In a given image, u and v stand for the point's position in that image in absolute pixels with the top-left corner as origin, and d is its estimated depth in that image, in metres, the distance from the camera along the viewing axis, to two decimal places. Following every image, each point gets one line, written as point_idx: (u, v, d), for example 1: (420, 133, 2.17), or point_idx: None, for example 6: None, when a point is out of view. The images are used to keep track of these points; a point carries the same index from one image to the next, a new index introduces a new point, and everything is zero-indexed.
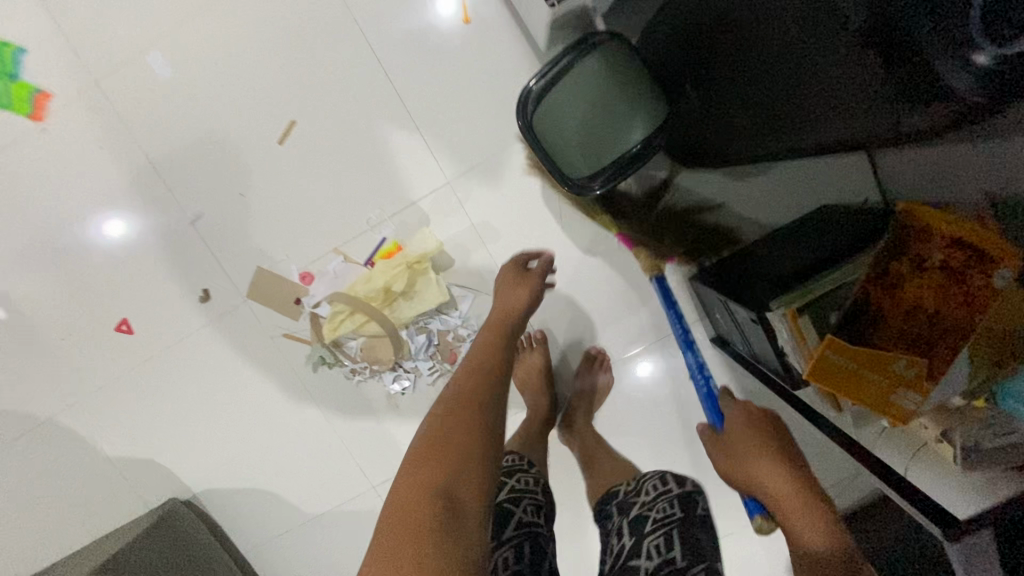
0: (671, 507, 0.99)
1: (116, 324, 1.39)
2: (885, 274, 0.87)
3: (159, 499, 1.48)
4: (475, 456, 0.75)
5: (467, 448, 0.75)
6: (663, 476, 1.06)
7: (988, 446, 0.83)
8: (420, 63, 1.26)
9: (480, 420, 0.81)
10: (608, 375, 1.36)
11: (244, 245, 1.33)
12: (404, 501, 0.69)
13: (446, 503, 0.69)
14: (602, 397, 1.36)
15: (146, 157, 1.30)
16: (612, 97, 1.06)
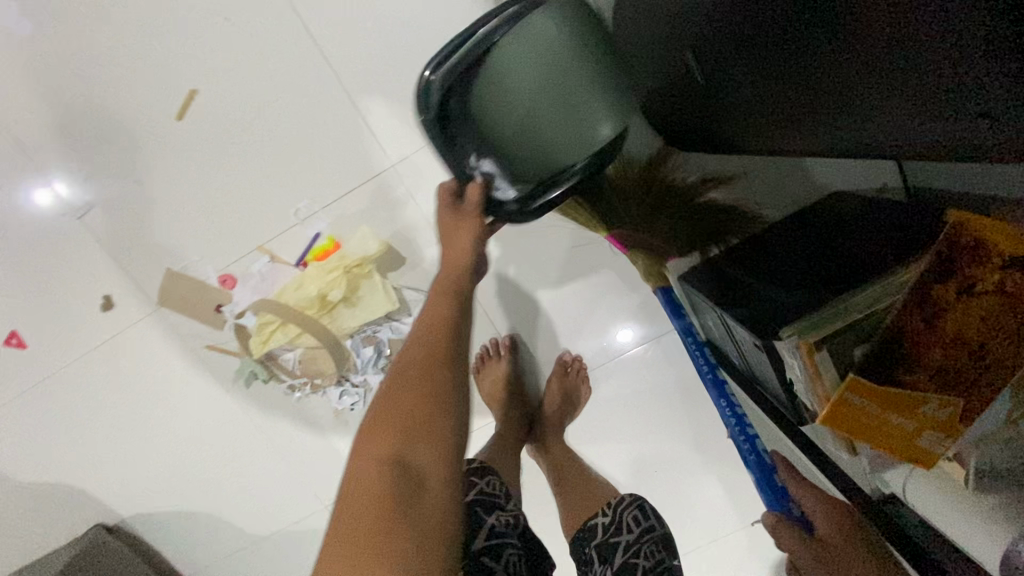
0: (658, 552, 0.94)
1: (6, 338, 1.18)
2: (923, 299, 0.70)
3: (84, 527, 1.31)
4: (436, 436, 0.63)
5: (424, 429, 0.64)
6: (641, 509, 0.99)
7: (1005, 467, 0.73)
8: (347, 14, 1.01)
9: (432, 424, 0.64)
10: (584, 384, 1.22)
11: (147, 243, 1.10)
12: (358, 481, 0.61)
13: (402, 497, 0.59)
14: (577, 409, 1.22)
15: (13, 139, 1.05)
16: (551, 96, 0.81)
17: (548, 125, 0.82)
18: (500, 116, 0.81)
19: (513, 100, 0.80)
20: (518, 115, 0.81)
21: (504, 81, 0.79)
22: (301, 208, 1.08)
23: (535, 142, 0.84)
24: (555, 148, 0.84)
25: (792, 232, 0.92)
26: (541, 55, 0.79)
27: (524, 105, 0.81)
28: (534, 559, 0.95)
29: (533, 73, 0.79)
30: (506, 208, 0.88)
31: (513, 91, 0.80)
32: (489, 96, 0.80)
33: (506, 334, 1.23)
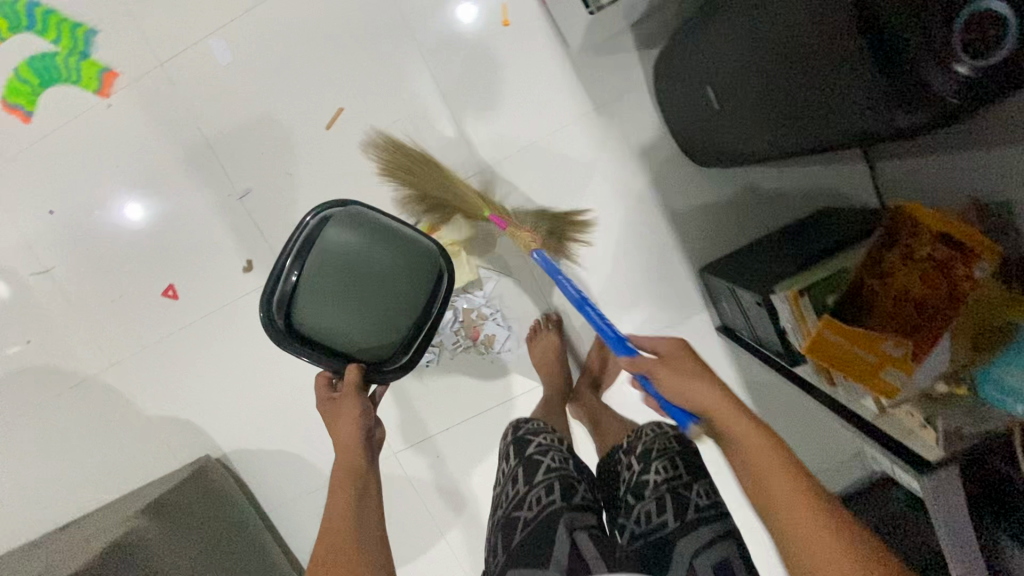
0: (669, 441, 1.05)
1: (164, 289, 1.49)
2: (877, 263, 0.99)
3: (192, 456, 1.56)
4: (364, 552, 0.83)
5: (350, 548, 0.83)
6: (658, 423, 1.13)
7: (969, 431, 0.99)
8: (463, 59, 1.37)
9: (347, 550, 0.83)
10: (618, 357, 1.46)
11: (288, 221, 1.43)
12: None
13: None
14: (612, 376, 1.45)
15: (201, 134, 1.40)
16: (348, 292, 1.12)
17: (363, 313, 1.12)
18: (340, 311, 1.10)
19: (338, 298, 1.11)
20: (353, 303, 1.12)
21: (323, 275, 1.10)
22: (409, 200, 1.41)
23: (396, 320, 1.14)
24: (376, 324, 1.13)
25: (792, 233, 1.24)
26: (332, 254, 1.11)
27: (336, 308, 1.11)
28: (559, 454, 1.08)
29: (352, 265, 1.12)
30: (386, 369, 1.12)
31: (316, 289, 1.10)
32: (322, 291, 1.10)
33: (556, 310, 1.47)
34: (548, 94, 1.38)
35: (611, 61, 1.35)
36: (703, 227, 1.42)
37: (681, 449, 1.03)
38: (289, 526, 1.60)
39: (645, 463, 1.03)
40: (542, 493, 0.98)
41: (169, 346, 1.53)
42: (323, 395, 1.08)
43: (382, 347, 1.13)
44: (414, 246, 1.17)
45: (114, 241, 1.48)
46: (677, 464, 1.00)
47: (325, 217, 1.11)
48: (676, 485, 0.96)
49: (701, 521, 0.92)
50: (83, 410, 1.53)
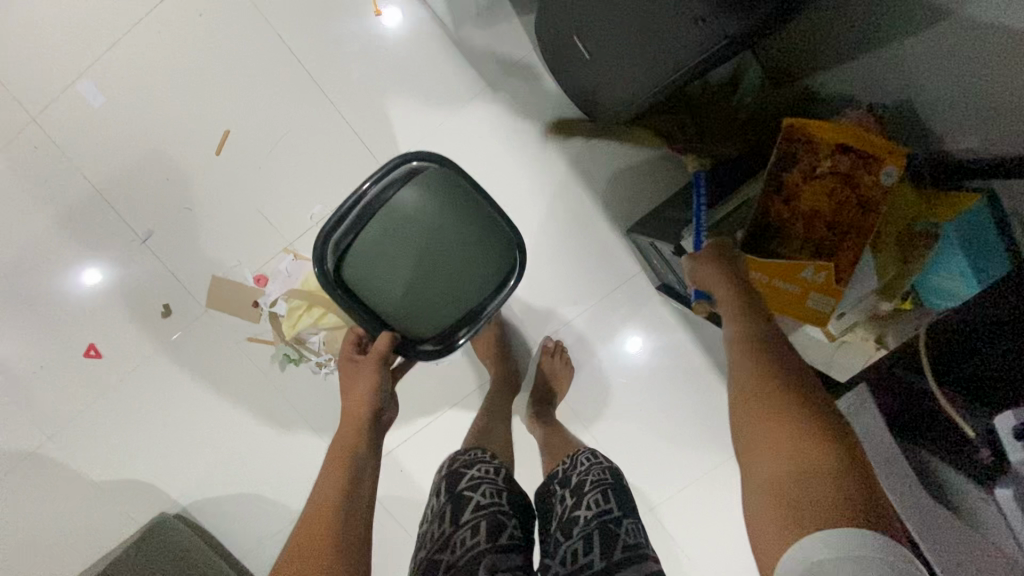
0: (603, 473, 1.02)
1: (86, 349, 1.43)
2: (780, 187, 0.92)
3: (151, 516, 1.50)
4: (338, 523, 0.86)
5: (326, 520, 0.86)
6: (594, 451, 1.11)
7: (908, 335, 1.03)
8: (343, 57, 1.31)
9: (327, 521, 0.86)
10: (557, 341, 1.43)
11: (197, 256, 1.37)
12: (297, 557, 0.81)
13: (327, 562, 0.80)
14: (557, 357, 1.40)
15: (90, 182, 1.34)
16: (409, 258, 1.10)
17: (418, 282, 1.12)
18: (392, 276, 1.10)
19: (398, 261, 1.10)
20: (409, 273, 1.11)
21: (382, 236, 1.08)
22: (315, 213, 1.35)
23: (446, 301, 1.15)
24: (426, 302, 1.13)
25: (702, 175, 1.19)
26: (399, 221, 1.08)
27: (394, 270, 1.10)
28: (490, 489, 1.08)
29: (414, 232, 1.09)
30: (420, 346, 1.15)
31: (371, 249, 1.08)
32: (382, 245, 1.09)
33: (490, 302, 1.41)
34: (437, 78, 1.32)
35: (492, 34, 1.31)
36: (622, 187, 1.36)
37: (614, 484, 1.00)
38: (263, 568, 1.54)
39: (578, 496, 0.99)
40: (467, 535, 0.99)
41: (104, 408, 1.47)
42: (347, 353, 1.14)
43: (424, 323, 1.15)
44: (488, 238, 1.12)
45: (25, 309, 1.42)
46: (610, 498, 0.97)
47: (419, 178, 1.06)
48: (607, 520, 0.93)
49: (628, 561, 0.87)
50: (28, 489, 1.47)
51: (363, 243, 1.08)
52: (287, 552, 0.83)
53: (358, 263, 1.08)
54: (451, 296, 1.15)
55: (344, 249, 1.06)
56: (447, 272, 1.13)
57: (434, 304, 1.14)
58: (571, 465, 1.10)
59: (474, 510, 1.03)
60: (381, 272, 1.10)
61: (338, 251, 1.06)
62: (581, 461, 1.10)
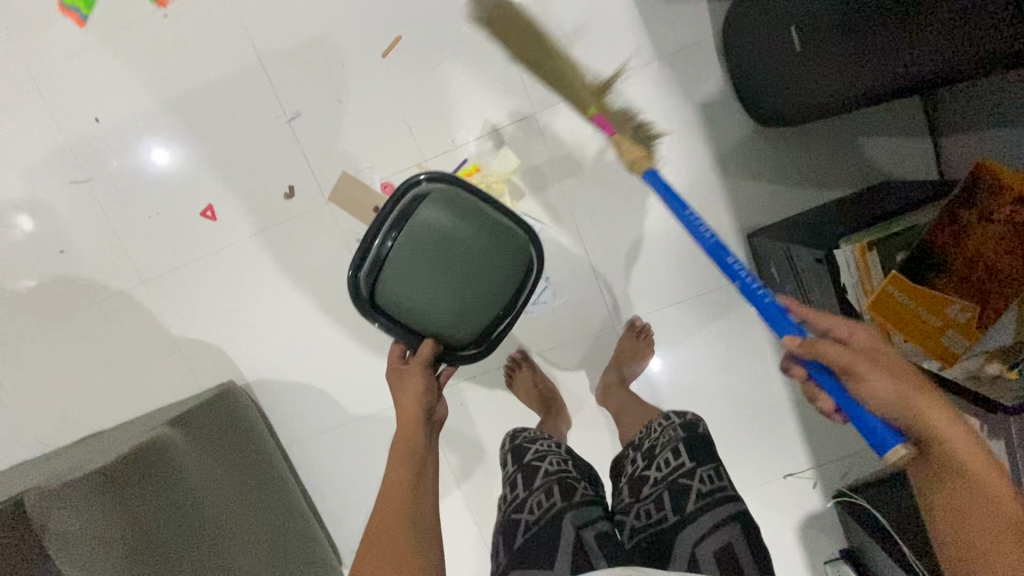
0: (675, 431, 1.15)
1: (201, 209, 1.48)
2: (954, 222, 0.94)
3: (214, 383, 1.55)
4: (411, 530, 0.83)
5: (400, 523, 0.83)
6: (667, 414, 1.21)
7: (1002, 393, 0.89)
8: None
9: (400, 525, 0.83)
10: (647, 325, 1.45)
11: (332, 150, 1.41)
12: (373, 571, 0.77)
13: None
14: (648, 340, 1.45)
15: (253, 52, 1.38)
16: (438, 269, 1.11)
17: (448, 298, 1.13)
18: (423, 290, 1.11)
19: (427, 275, 1.11)
20: (439, 288, 1.11)
21: (406, 257, 1.09)
22: (457, 138, 1.39)
23: (476, 311, 1.14)
24: (457, 316, 1.13)
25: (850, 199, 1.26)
26: (420, 238, 1.09)
27: (424, 284, 1.11)
28: (556, 459, 1.20)
29: (441, 252, 1.10)
30: (458, 353, 1.15)
31: (401, 269, 1.09)
32: (408, 262, 1.10)
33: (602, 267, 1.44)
34: (610, 40, 1.34)
35: (673, 14, 1.33)
36: (755, 193, 1.38)
37: (687, 438, 1.12)
38: (304, 460, 1.59)
39: (651, 455, 1.14)
40: (542, 498, 1.10)
41: (201, 269, 1.52)
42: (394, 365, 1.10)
43: (464, 330, 1.14)
44: (507, 241, 1.14)
45: (157, 156, 1.46)
46: (681, 454, 1.10)
47: (427, 197, 1.09)
48: (679, 475, 1.07)
49: (711, 504, 1.03)
50: (110, 325, 1.53)
51: (392, 263, 1.09)
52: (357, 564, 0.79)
53: (388, 287, 1.10)
54: (479, 304, 1.14)
55: (375, 276, 1.09)
56: (474, 283, 1.13)
57: (466, 314, 1.14)
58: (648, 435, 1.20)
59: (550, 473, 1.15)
60: (413, 286, 1.10)
61: (367, 275, 1.08)
62: (661, 426, 1.19)
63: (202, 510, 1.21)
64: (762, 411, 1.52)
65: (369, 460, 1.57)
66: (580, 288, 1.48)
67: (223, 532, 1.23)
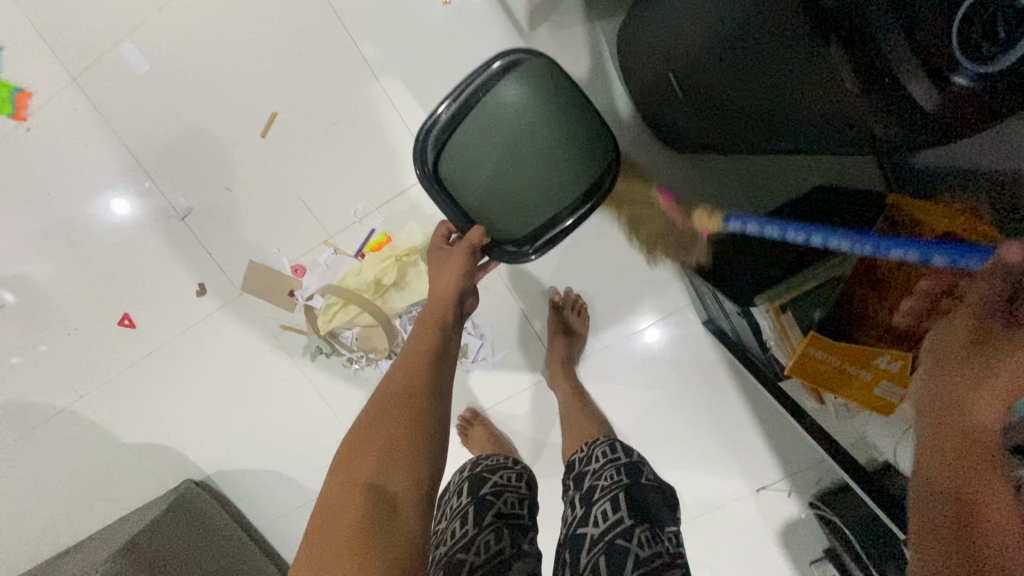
0: (617, 474, 1.06)
1: (120, 318, 1.43)
2: (871, 270, 0.85)
3: (176, 481, 1.55)
4: (407, 440, 0.89)
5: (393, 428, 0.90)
6: (612, 445, 1.14)
7: None
8: (399, 46, 1.21)
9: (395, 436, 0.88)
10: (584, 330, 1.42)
11: (236, 241, 1.34)
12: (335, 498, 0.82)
13: (376, 492, 0.82)
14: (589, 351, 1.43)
15: (131, 153, 1.29)
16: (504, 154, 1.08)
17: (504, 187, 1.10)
18: (482, 171, 1.09)
19: (487, 157, 1.08)
20: (499, 173, 1.09)
21: (471, 135, 1.07)
22: (359, 209, 1.30)
23: (530, 207, 1.12)
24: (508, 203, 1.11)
25: None
26: (490, 121, 1.06)
27: (485, 169, 1.09)
28: (513, 498, 1.15)
29: (505, 134, 1.06)
30: (505, 247, 1.15)
31: (466, 147, 1.08)
32: (479, 143, 1.07)
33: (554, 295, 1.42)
34: None
35: (562, 40, 1.20)
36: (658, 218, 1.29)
37: (626, 486, 1.03)
38: (280, 539, 1.60)
39: (589, 504, 1.04)
40: (491, 539, 1.05)
41: (136, 375, 1.48)
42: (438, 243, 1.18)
43: (507, 227, 1.13)
44: (568, 133, 1.08)
45: (61, 273, 1.39)
46: (619, 508, 0.99)
47: (515, 79, 1.04)
48: (616, 535, 0.95)
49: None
50: (59, 442, 1.51)
51: (463, 138, 1.07)
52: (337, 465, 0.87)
53: (451, 161, 1.09)
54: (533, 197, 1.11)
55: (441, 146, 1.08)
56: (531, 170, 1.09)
57: (517, 208, 1.11)
58: (588, 467, 1.13)
59: (500, 512, 1.11)
60: (476, 168, 1.09)
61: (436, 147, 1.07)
62: (596, 456, 1.14)
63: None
64: (724, 425, 1.50)
65: None
66: (519, 335, 1.45)
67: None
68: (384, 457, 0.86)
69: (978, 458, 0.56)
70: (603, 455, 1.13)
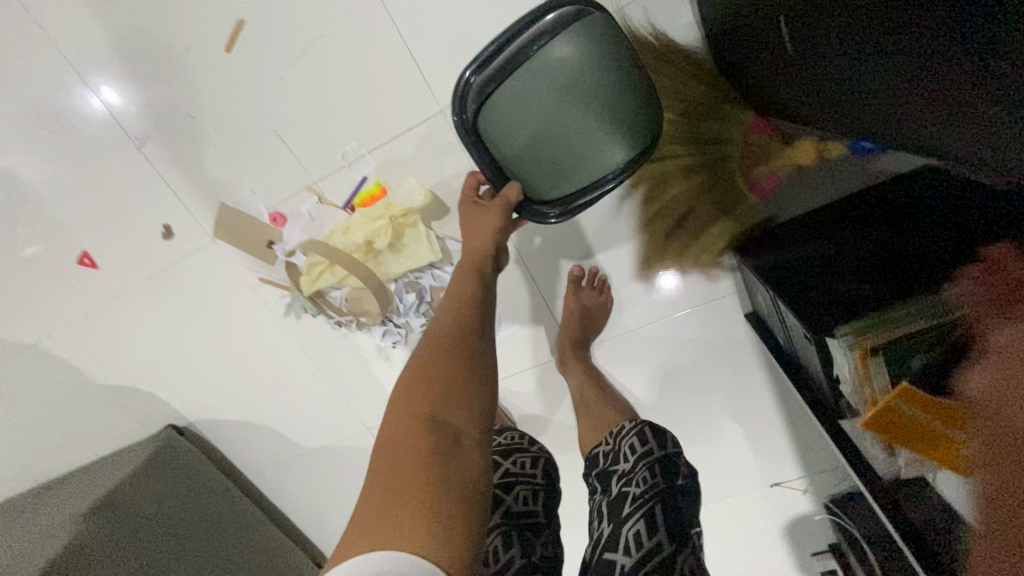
0: (651, 477, 0.73)
1: (78, 257, 1.24)
2: None
3: (160, 425, 1.48)
4: (464, 382, 0.73)
5: (453, 368, 0.74)
6: (641, 431, 0.80)
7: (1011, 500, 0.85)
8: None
9: (451, 378, 0.73)
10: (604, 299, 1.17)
11: (202, 179, 1.13)
12: (392, 442, 0.66)
13: (443, 432, 0.66)
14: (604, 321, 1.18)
15: (69, 62, 1.04)
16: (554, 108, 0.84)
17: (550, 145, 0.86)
18: (534, 125, 0.85)
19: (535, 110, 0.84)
20: (556, 129, 0.85)
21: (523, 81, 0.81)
22: (348, 151, 1.06)
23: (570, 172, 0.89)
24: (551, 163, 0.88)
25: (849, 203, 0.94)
26: (551, 63, 0.80)
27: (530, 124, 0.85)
28: (524, 495, 0.93)
29: (564, 83, 0.81)
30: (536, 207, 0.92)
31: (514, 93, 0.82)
32: (529, 91, 0.82)
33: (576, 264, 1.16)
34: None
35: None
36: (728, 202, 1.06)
37: (663, 496, 0.70)
38: (270, 484, 1.57)
39: (614, 522, 0.72)
40: (500, 544, 0.85)
41: (100, 319, 1.32)
42: (467, 196, 0.94)
43: (537, 190, 0.90)
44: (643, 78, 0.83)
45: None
46: (653, 531, 0.68)
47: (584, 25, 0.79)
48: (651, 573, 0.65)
49: None
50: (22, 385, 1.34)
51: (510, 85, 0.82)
52: (392, 406, 0.71)
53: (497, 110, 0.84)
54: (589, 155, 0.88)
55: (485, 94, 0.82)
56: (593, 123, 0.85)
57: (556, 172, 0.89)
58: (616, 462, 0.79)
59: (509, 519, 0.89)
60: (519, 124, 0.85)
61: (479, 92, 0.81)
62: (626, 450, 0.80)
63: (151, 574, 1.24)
64: (745, 421, 1.36)
65: (332, 484, 1.53)
66: (529, 311, 1.25)
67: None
68: (445, 397, 0.70)
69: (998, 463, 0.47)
70: (632, 449, 0.78)
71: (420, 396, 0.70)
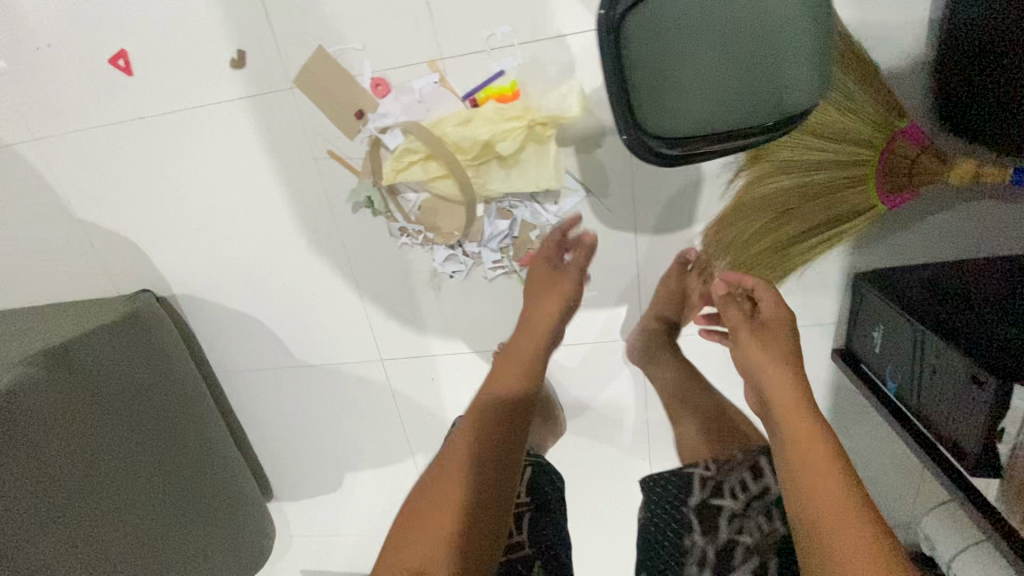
0: (769, 523, 0.89)
1: (112, 55, 1.01)
2: None
3: (133, 288, 1.24)
4: (493, 466, 0.81)
5: (495, 426, 0.84)
6: (754, 465, 0.91)
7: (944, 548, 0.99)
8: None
9: (473, 475, 0.79)
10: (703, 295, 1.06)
11: (306, 9, 0.94)
12: (420, 507, 0.78)
13: (467, 515, 0.76)
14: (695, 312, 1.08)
15: None
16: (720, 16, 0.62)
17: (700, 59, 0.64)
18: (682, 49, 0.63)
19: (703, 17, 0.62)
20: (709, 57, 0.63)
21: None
22: (496, 33, 0.91)
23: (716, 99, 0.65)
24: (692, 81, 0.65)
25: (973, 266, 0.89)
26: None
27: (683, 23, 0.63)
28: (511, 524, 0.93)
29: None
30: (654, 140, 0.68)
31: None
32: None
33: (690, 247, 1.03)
34: None
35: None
36: (867, 234, 0.95)
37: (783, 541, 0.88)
38: (240, 393, 1.36)
39: (728, 565, 0.89)
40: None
41: (112, 141, 1.09)
42: (552, 242, 1.00)
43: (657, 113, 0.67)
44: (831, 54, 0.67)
45: None
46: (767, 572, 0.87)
47: None
48: None
49: None
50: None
51: None
52: (427, 470, 0.82)
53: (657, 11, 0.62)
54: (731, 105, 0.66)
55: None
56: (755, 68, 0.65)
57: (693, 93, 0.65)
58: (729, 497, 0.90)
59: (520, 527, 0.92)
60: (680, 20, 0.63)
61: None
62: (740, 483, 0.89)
63: (99, 451, 1.02)
64: None
65: (315, 409, 1.35)
66: (616, 283, 1.09)
67: (116, 483, 1.03)
68: (486, 444, 0.82)
69: (806, 434, 0.71)
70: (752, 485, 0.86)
71: (450, 466, 0.80)
